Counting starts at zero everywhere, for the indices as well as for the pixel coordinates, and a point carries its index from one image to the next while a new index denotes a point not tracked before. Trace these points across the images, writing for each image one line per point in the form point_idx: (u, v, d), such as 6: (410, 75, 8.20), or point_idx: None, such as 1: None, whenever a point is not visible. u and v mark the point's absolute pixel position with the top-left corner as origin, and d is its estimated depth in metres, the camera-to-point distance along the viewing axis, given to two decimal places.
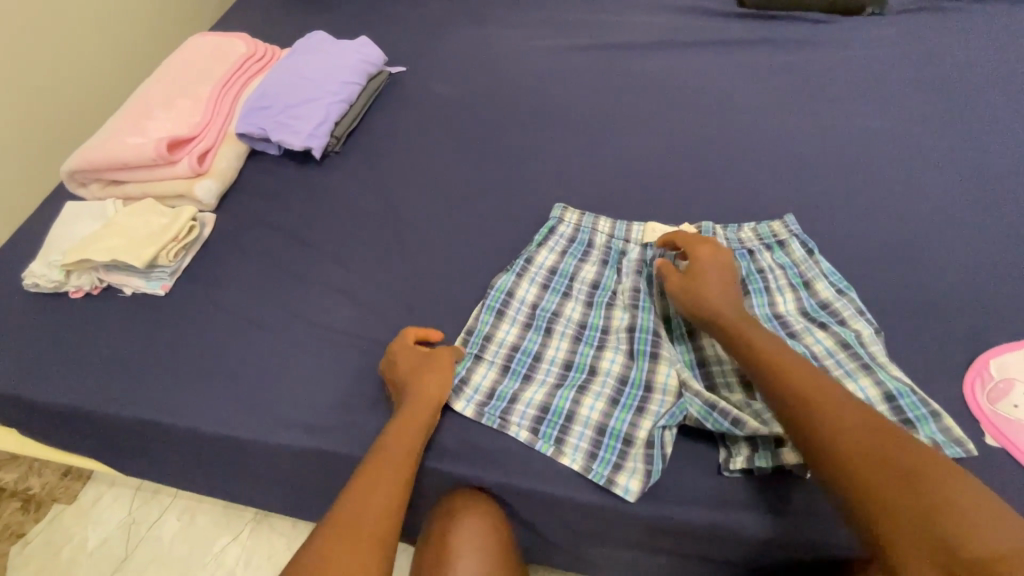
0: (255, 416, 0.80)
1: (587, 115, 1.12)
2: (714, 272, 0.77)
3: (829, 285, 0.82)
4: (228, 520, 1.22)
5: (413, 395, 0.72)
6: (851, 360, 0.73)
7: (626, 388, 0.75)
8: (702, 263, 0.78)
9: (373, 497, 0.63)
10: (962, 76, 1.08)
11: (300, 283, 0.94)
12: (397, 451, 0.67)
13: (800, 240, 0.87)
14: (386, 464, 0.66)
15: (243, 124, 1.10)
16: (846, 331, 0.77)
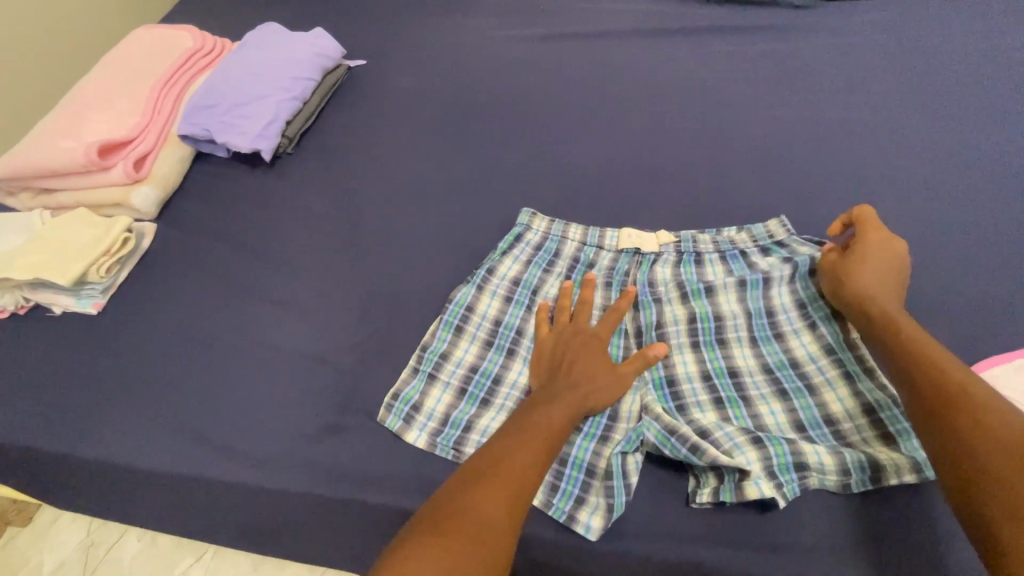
0: (190, 447, 0.73)
1: (556, 110, 1.06)
2: (891, 265, 0.73)
3: None
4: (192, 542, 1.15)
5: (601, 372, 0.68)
6: (832, 367, 0.71)
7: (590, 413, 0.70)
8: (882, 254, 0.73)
9: (514, 476, 0.58)
10: (950, 64, 1.03)
11: (245, 298, 0.87)
12: (551, 432, 0.62)
13: (801, 241, 0.82)
14: (533, 443, 0.61)
15: (186, 125, 1.02)
16: (835, 335, 0.73)
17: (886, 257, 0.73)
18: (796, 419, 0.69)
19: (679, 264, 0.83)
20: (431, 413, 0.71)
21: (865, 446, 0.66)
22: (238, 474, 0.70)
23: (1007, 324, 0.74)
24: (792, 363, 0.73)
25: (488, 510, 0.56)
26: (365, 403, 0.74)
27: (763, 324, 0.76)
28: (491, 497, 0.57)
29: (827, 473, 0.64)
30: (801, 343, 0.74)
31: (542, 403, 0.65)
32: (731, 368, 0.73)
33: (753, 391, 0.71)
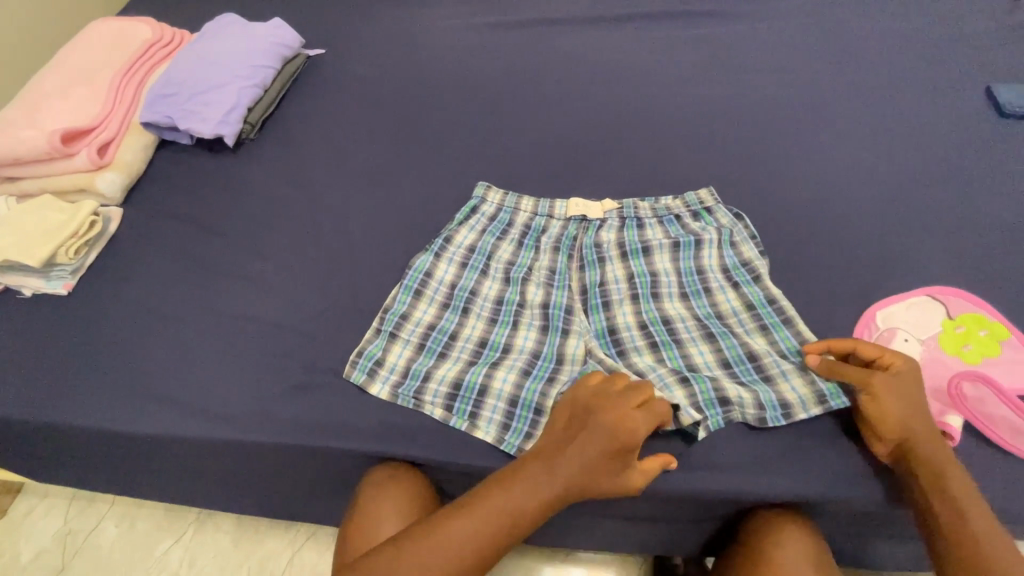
0: (165, 410, 0.77)
1: (508, 92, 1.12)
2: (917, 387, 0.66)
3: (754, 247, 0.85)
4: (172, 518, 1.17)
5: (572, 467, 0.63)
6: (754, 317, 0.79)
7: (538, 361, 0.77)
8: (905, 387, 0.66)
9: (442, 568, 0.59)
10: (864, 43, 1.13)
11: (214, 273, 0.91)
12: (503, 531, 0.61)
13: (726, 207, 0.90)
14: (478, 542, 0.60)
15: (148, 113, 1.05)
16: (757, 289, 0.81)
17: (912, 381, 0.67)
18: (722, 358, 0.77)
19: (622, 229, 0.90)
20: (393, 367, 0.77)
21: (782, 380, 0.73)
22: (213, 432, 0.75)
23: (906, 267, 0.83)
24: (717, 312, 0.81)
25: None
26: (331, 362, 0.80)
27: (694, 280, 0.84)
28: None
29: (746, 407, 0.71)
30: (728, 298, 0.82)
31: (517, 490, 0.62)
32: (665, 317, 0.81)
33: (684, 336, 0.79)
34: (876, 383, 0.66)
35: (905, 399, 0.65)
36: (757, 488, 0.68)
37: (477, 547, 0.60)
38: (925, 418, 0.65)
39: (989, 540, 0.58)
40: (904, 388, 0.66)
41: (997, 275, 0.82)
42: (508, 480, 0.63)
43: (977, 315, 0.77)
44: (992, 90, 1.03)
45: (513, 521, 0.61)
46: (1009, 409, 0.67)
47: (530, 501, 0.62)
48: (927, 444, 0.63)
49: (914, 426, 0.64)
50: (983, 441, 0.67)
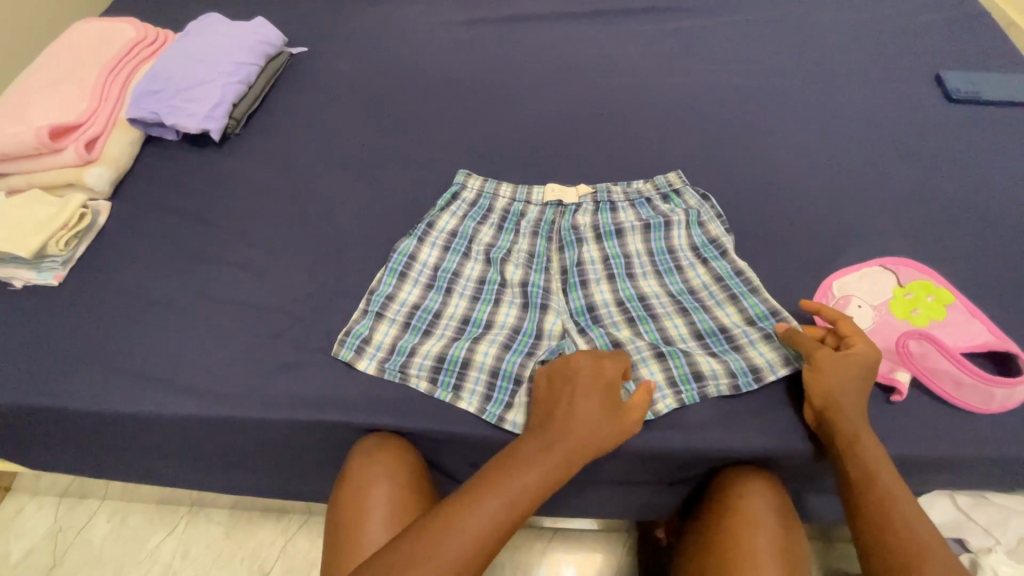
0: (159, 391, 0.79)
1: (485, 85, 1.17)
2: (866, 368, 0.70)
3: (720, 225, 0.90)
4: (165, 511, 1.18)
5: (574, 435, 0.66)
6: (721, 291, 0.84)
7: (518, 336, 0.81)
8: (851, 363, 0.70)
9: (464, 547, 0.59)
10: (821, 35, 1.19)
11: (204, 262, 0.94)
12: (514, 507, 0.62)
13: (693, 189, 0.95)
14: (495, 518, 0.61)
15: (135, 109, 1.07)
16: (724, 265, 0.86)
17: (863, 363, 0.70)
18: (695, 329, 0.81)
19: (596, 212, 0.94)
20: (379, 345, 0.81)
21: (750, 348, 0.78)
22: (207, 410, 0.77)
23: (861, 241, 0.89)
24: (689, 287, 0.86)
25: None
26: (320, 341, 0.83)
27: (666, 259, 0.89)
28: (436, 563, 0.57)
29: (719, 378, 0.76)
30: (697, 273, 0.87)
31: (520, 466, 0.64)
32: (640, 294, 0.85)
33: (659, 311, 0.83)
34: (820, 355, 0.71)
35: (842, 372, 0.70)
36: (723, 444, 0.72)
37: (493, 527, 0.60)
38: (858, 396, 0.69)
39: (885, 490, 0.62)
40: (851, 366, 0.70)
41: (942, 246, 0.88)
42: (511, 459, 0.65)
43: (925, 282, 0.82)
44: (941, 77, 1.10)
45: (523, 495, 0.62)
46: (952, 363, 0.71)
47: (538, 469, 0.64)
48: (853, 417, 0.67)
49: (837, 389, 0.69)
50: (928, 394, 0.73)
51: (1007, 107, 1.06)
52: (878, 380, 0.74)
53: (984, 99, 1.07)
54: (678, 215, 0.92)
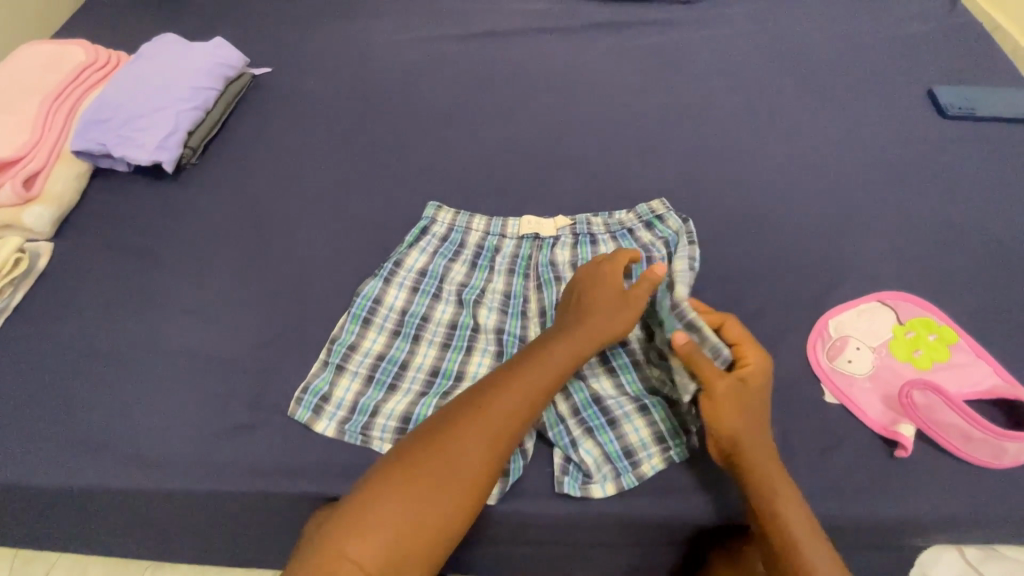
0: (98, 460, 0.72)
1: (459, 106, 1.10)
2: (762, 390, 0.66)
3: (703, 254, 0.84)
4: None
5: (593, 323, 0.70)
6: None
7: None
8: (744, 388, 0.65)
9: (495, 424, 0.63)
10: (811, 49, 1.14)
11: (151, 308, 0.86)
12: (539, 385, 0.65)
13: (676, 215, 0.88)
14: (522, 396, 0.64)
15: (79, 141, 1.00)
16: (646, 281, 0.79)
17: (759, 385, 0.66)
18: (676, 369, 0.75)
19: (575, 246, 0.88)
20: (340, 403, 0.74)
21: None
22: (150, 482, 0.71)
23: (858, 273, 0.83)
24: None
25: (468, 455, 0.61)
26: (276, 398, 0.76)
27: None
28: (472, 440, 0.61)
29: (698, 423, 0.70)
30: None
31: (541, 354, 0.68)
32: None
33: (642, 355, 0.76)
34: (723, 388, 0.64)
35: (744, 405, 0.64)
36: (714, 507, 0.66)
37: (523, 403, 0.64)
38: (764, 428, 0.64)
39: (803, 535, 0.59)
40: (751, 395, 0.65)
41: (941, 277, 0.83)
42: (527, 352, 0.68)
43: (926, 319, 0.77)
44: (933, 92, 1.05)
45: (547, 375, 0.66)
46: (960, 418, 0.67)
47: (556, 352, 0.68)
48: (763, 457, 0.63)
49: (742, 427, 0.63)
50: (930, 449, 0.67)
51: (1002, 124, 1.02)
52: (880, 433, 0.69)
53: (980, 116, 1.02)
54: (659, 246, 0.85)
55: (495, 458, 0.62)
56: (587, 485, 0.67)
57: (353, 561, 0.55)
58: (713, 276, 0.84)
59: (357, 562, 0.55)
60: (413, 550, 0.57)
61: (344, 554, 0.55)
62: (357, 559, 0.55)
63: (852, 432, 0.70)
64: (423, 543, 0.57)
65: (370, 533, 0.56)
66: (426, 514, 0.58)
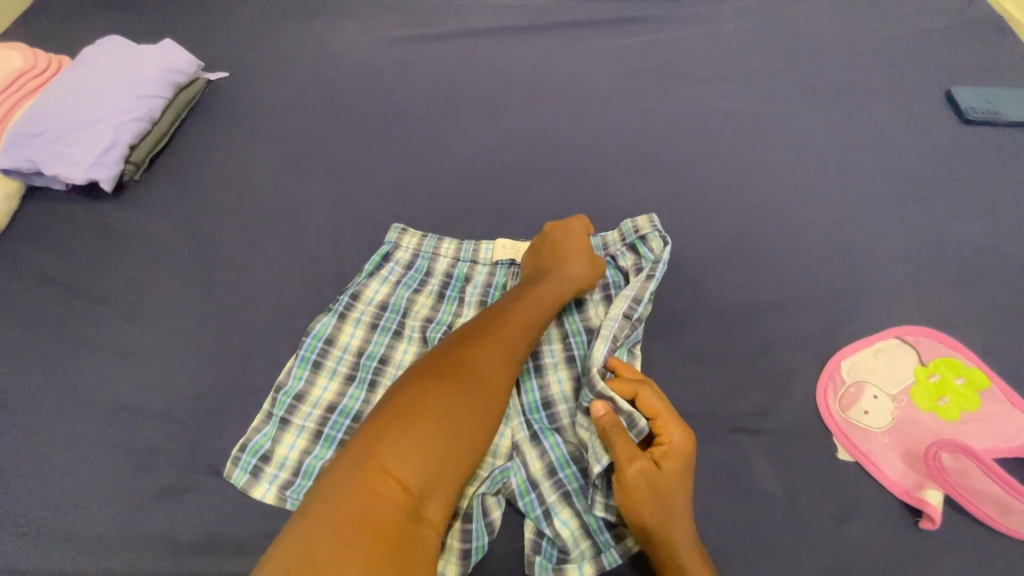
0: (18, 532, 0.66)
1: (430, 114, 1.00)
2: (684, 472, 0.58)
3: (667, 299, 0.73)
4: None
5: (573, 257, 0.73)
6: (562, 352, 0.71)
7: None
8: (659, 466, 0.58)
9: (507, 348, 0.64)
10: (817, 46, 1.04)
11: (81, 350, 0.78)
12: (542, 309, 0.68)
13: (660, 234, 0.76)
14: (527, 324, 0.66)
15: (7, 158, 0.91)
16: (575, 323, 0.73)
17: (680, 466, 0.58)
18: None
19: None
20: (282, 463, 0.66)
21: None
22: (72, 559, 0.64)
23: (872, 304, 0.74)
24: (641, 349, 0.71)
25: (488, 376, 0.61)
26: (212, 458, 0.69)
27: None
28: (486, 363, 0.62)
29: None
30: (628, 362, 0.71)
31: (536, 286, 0.70)
32: None
33: None
34: (634, 470, 0.57)
35: (657, 487, 0.56)
36: None
37: (530, 325, 0.66)
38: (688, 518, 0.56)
39: None
40: (670, 479, 0.57)
41: (967, 309, 0.73)
42: (520, 291, 0.70)
43: (952, 360, 0.68)
44: (953, 95, 0.95)
45: (546, 301, 0.69)
46: (996, 483, 0.59)
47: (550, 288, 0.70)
48: (682, 555, 0.54)
49: (655, 515, 0.55)
50: (954, 521, 0.58)
51: None
52: (903, 498, 0.60)
53: (1005, 121, 0.91)
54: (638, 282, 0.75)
55: (511, 380, 0.63)
56: (560, 568, 0.58)
57: (398, 477, 0.53)
58: (709, 309, 0.74)
59: (400, 479, 0.53)
60: (450, 468, 0.56)
61: (384, 472, 0.53)
62: (398, 477, 0.53)
63: (863, 496, 0.61)
64: (459, 461, 0.56)
65: (407, 452, 0.54)
66: (458, 432, 0.57)
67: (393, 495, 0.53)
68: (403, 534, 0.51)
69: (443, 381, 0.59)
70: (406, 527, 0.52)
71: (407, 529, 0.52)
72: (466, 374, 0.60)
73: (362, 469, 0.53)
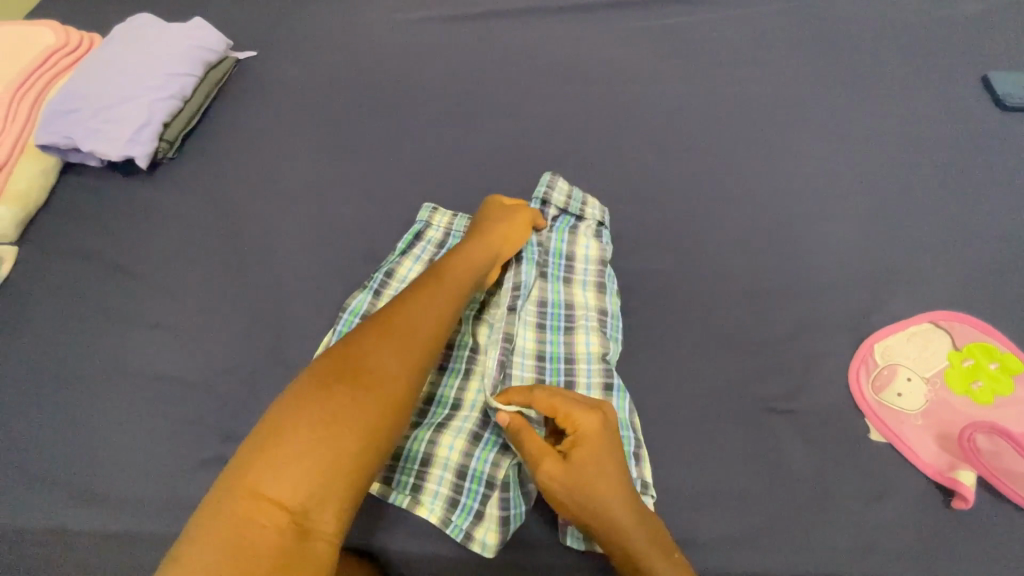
0: (71, 496, 0.69)
1: (458, 95, 1.00)
2: (599, 454, 0.57)
3: (586, 288, 0.75)
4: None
5: (476, 239, 0.71)
6: (595, 320, 0.72)
7: (491, 421, 0.66)
8: (573, 457, 0.57)
9: (402, 341, 0.60)
10: (850, 29, 1.02)
11: (121, 325, 0.80)
12: (453, 296, 0.65)
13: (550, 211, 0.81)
14: (427, 315, 0.63)
15: (44, 134, 0.92)
16: (585, 296, 0.74)
17: (590, 452, 0.57)
18: (606, 380, 0.67)
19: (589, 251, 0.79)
20: None
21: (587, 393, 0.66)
22: (122, 523, 0.67)
23: (905, 289, 0.74)
24: (597, 310, 0.73)
25: (383, 373, 0.57)
26: (252, 429, 0.70)
27: (560, 316, 0.72)
28: (380, 358, 0.58)
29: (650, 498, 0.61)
30: (587, 340, 0.70)
31: (442, 273, 0.67)
32: (569, 354, 0.70)
33: (580, 376, 0.68)
34: (545, 470, 0.57)
35: (574, 478, 0.56)
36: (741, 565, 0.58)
37: (436, 314, 0.63)
38: (616, 496, 0.56)
39: None
40: (582, 470, 0.56)
41: (1002, 294, 0.72)
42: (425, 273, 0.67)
43: (985, 344, 0.68)
44: (990, 80, 0.93)
45: (454, 288, 0.66)
46: None
47: (453, 273, 0.67)
48: (624, 533, 0.54)
49: (577, 506, 0.56)
50: (983, 500, 0.59)
51: None
52: (935, 479, 0.60)
53: None
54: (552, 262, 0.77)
55: (417, 370, 0.59)
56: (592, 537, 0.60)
57: (274, 497, 0.50)
58: (740, 292, 0.74)
59: (279, 499, 0.50)
60: (336, 475, 0.52)
61: (259, 495, 0.50)
62: (274, 497, 0.50)
63: (896, 477, 0.61)
64: (345, 468, 0.52)
65: (286, 466, 0.51)
66: (339, 436, 0.53)
67: (273, 518, 0.49)
68: (285, 554, 0.48)
69: (329, 387, 0.55)
70: (292, 546, 0.48)
71: (292, 548, 0.49)
72: (356, 371, 0.56)
73: (238, 495, 0.50)
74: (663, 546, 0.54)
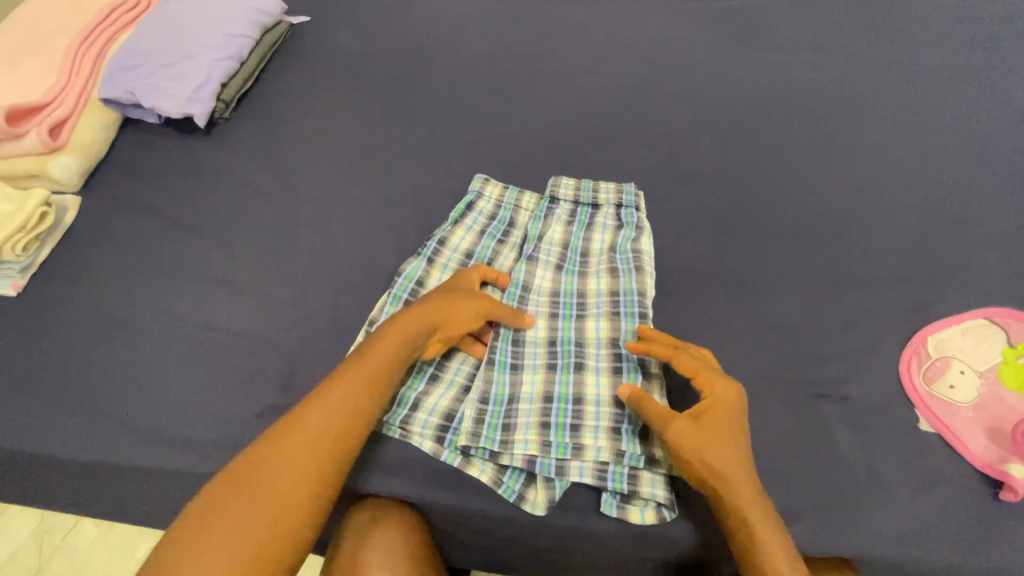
0: (132, 435, 0.72)
1: (510, 70, 1.00)
2: (731, 423, 0.59)
3: (600, 277, 0.73)
4: (48, 512, 0.99)
5: (409, 310, 0.65)
6: (607, 305, 0.70)
7: (553, 404, 0.65)
8: (708, 417, 0.58)
9: (313, 441, 0.56)
10: (913, 20, 0.99)
11: (180, 277, 0.82)
12: (374, 385, 0.60)
13: (564, 204, 0.80)
14: (343, 408, 0.58)
15: (107, 88, 0.94)
16: (599, 283, 0.73)
17: (723, 417, 0.59)
18: (615, 363, 0.67)
19: (618, 229, 0.78)
20: None
21: (593, 375, 0.66)
22: (183, 463, 0.70)
23: (961, 282, 0.73)
24: (610, 294, 0.71)
25: (288, 480, 0.54)
26: (307, 384, 0.73)
27: (571, 304, 0.71)
28: (285, 463, 0.55)
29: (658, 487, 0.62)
30: (595, 326, 0.69)
31: (365, 353, 0.62)
32: (578, 337, 0.69)
33: (588, 361, 0.67)
34: (676, 424, 0.58)
35: (708, 437, 0.57)
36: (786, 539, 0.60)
37: (355, 410, 0.59)
38: (740, 467, 0.57)
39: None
40: (716, 431, 0.58)
41: None
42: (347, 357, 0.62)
43: None
44: None
45: (377, 375, 0.61)
46: None
47: (381, 351, 0.62)
48: (745, 496, 0.56)
49: (705, 462, 0.56)
50: None
51: None
52: (985, 471, 0.61)
53: None
54: (553, 252, 0.76)
55: (331, 474, 0.56)
56: (624, 506, 0.62)
57: None
58: (792, 279, 0.74)
59: None
60: None
61: None
62: None
63: (945, 466, 0.62)
64: None
65: None
66: (238, 553, 0.50)
67: None
68: None
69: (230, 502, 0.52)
70: None
71: None
72: (258, 481, 0.54)
73: None
74: (781, 539, 0.54)
